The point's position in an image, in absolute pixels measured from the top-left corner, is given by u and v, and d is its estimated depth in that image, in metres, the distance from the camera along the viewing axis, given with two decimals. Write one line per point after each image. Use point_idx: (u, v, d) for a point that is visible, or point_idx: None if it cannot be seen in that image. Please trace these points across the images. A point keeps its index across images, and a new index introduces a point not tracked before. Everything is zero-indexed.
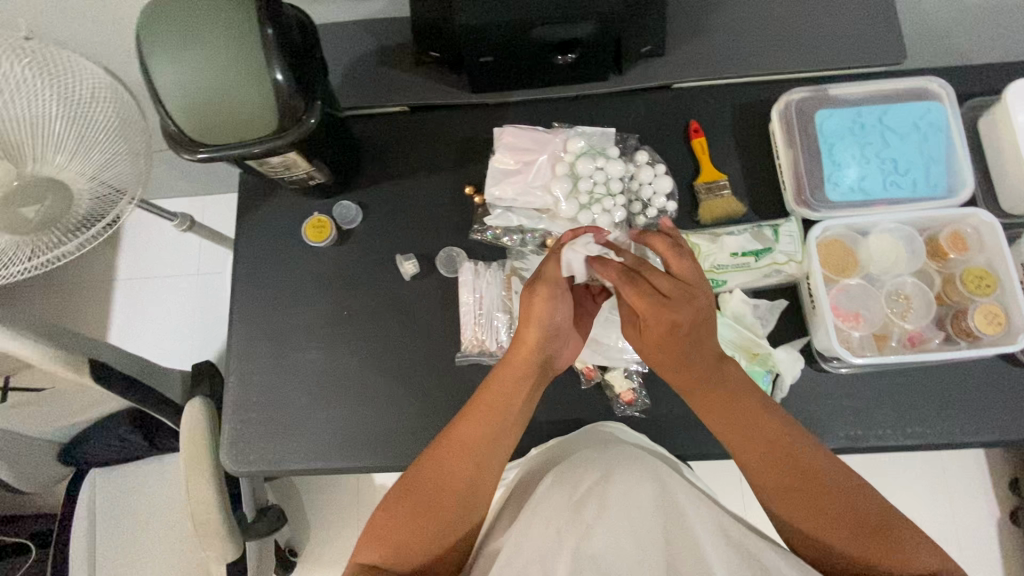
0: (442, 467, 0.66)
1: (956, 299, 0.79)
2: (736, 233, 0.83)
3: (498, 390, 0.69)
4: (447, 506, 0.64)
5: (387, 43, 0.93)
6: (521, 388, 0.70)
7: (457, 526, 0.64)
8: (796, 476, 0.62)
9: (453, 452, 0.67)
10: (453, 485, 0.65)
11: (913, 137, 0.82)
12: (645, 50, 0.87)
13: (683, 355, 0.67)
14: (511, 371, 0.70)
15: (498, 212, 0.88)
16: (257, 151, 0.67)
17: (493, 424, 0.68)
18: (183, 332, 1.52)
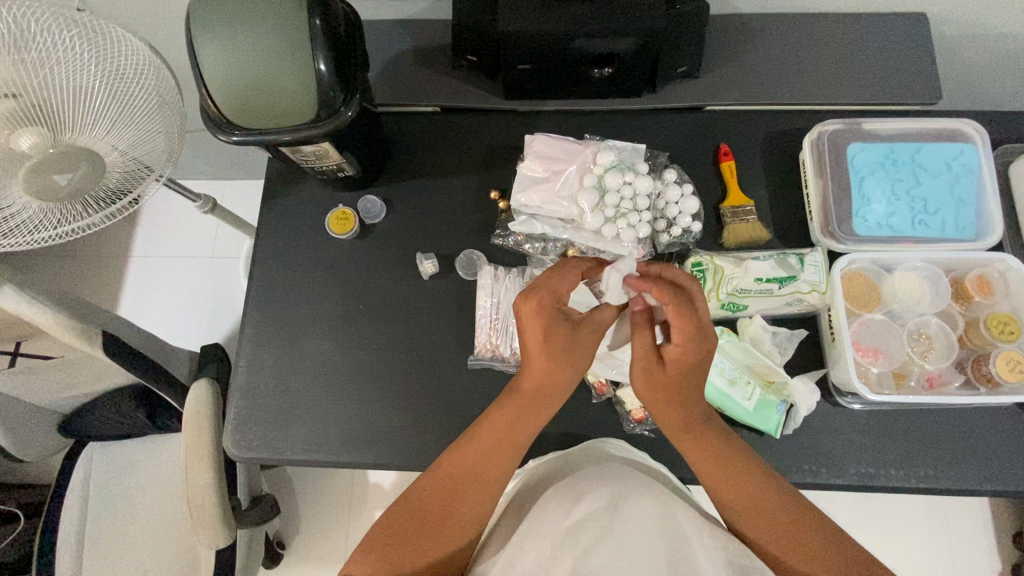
0: (445, 496, 0.65)
1: (979, 343, 0.77)
2: (761, 258, 0.81)
3: (493, 430, 0.67)
4: (449, 536, 0.64)
5: (427, 44, 0.94)
6: (514, 432, 0.67)
7: (459, 549, 0.64)
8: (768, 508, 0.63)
9: (454, 478, 0.66)
10: (459, 515, 0.65)
11: (944, 177, 0.82)
12: (681, 70, 0.88)
13: (688, 396, 0.64)
14: (519, 407, 0.67)
15: (523, 218, 0.87)
16: (289, 138, 0.68)
17: (493, 457, 0.66)
18: (193, 314, 1.52)
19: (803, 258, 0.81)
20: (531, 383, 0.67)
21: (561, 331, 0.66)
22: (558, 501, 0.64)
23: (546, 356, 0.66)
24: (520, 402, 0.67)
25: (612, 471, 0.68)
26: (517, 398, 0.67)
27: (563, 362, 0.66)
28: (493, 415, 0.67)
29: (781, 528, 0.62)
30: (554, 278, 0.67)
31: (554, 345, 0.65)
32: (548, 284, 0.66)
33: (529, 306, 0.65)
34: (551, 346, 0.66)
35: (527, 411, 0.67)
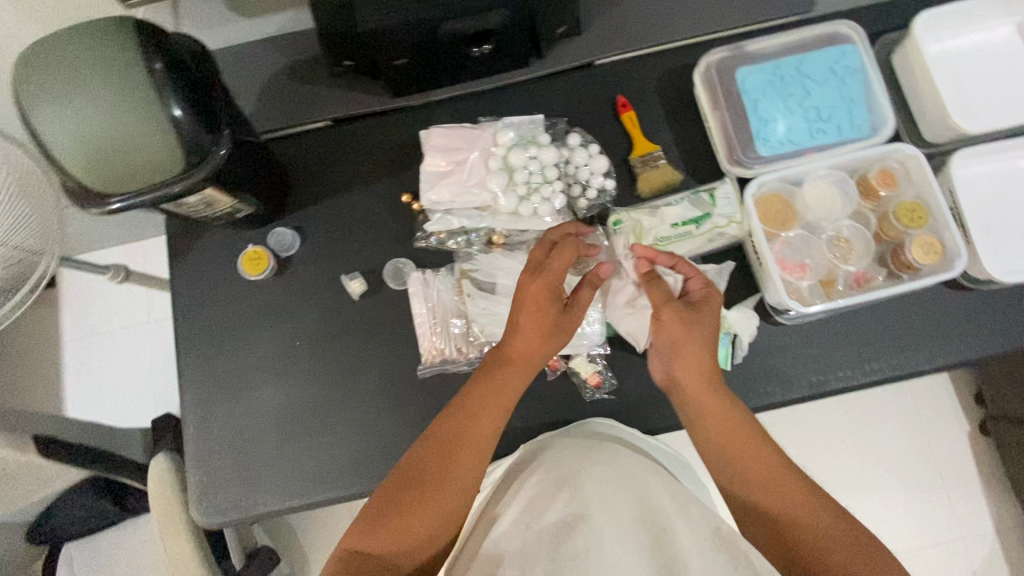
0: (442, 463, 0.64)
1: (893, 235, 0.80)
2: (675, 203, 0.82)
3: (483, 401, 0.68)
4: (444, 501, 0.63)
5: (303, 60, 0.91)
6: (499, 404, 0.68)
7: (453, 517, 0.63)
8: (748, 454, 0.65)
9: (442, 454, 0.65)
10: (454, 479, 0.64)
11: (831, 82, 0.83)
12: (562, 30, 0.87)
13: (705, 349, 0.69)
14: (509, 374, 0.69)
15: (438, 216, 0.83)
16: (177, 189, 0.63)
17: (482, 428, 0.67)
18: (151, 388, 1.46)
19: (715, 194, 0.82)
20: (517, 351, 0.70)
21: (557, 309, 0.70)
22: (533, 489, 0.65)
23: (541, 326, 0.69)
24: (506, 369, 0.69)
25: (601, 447, 0.69)
26: (506, 364, 0.69)
27: (550, 334, 0.70)
28: (480, 385, 0.69)
29: (761, 481, 0.64)
30: (554, 255, 0.70)
31: (545, 319, 0.69)
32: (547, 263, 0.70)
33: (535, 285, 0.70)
34: (545, 321, 0.69)
35: (517, 379, 0.69)
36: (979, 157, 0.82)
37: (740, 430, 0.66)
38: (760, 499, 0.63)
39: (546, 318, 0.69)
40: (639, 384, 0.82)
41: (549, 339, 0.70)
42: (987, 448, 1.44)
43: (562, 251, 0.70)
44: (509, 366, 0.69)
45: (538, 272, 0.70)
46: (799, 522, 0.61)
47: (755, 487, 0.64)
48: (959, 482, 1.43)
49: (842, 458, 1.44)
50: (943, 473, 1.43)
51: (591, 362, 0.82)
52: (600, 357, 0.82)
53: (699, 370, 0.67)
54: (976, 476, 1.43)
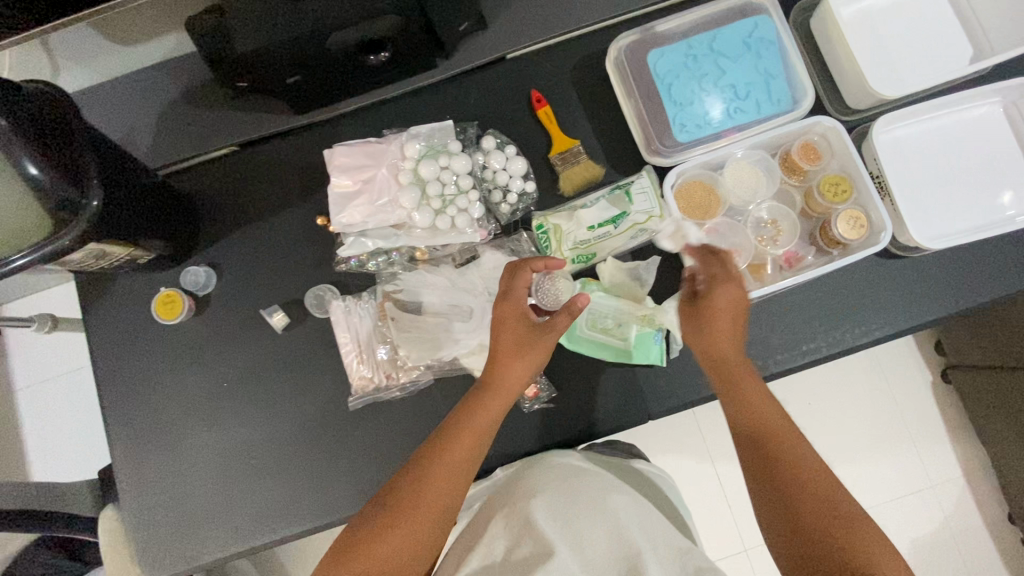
0: (422, 480, 0.60)
1: (820, 210, 0.78)
2: (592, 202, 0.80)
3: (463, 421, 0.64)
4: (417, 526, 0.58)
5: (195, 84, 0.85)
6: (481, 426, 0.64)
7: (426, 543, 0.58)
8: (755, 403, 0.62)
9: (423, 473, 0.60)
10: (428, 500, 0.59)
11: (747, 56, 0.80)
12: (464, 27, 0.82)
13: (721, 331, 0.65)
14: (489, 397, 0.65)
15: (351, 239, 0.79)
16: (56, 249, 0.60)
17: (464, 448, 0.62)
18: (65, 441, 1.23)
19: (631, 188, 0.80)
20: (494, 372, 0.66)
21: (526, 328, 0.67)
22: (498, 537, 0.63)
23: (513, 343, 0.67)
24: (486, 393, 0.66)
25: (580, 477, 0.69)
26: (484, 387, 0.66)
27: (523, 353, 0.66)
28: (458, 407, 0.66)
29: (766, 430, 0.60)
30: (511, 278, 0.70)
31: (515, 338, 0.67)
32: (513, 287, 0.69)
33: (503, 308, 0.69)
34: (516, 339, 0.67)
35: (495, 403, 0.65)
36: (897, 122, 0.81)
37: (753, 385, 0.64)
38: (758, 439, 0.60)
39: (514, 334, 0.67)
40: (579, 390, 0.80)
41: (522, 358, 0.66)
42: (950, 393, 1.46)
43: (524, 272, 0.68)
44: (485, 388, 0.66)
45: (502, 293, 0.69)
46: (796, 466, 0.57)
47: (766, 445, 0.59)
48: (925, 430, 1.44)
49: (811, 420, 1.46)
50: (908, 423, 1.44)
51: None
52: None
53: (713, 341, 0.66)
54: (941, 422, 1.45)
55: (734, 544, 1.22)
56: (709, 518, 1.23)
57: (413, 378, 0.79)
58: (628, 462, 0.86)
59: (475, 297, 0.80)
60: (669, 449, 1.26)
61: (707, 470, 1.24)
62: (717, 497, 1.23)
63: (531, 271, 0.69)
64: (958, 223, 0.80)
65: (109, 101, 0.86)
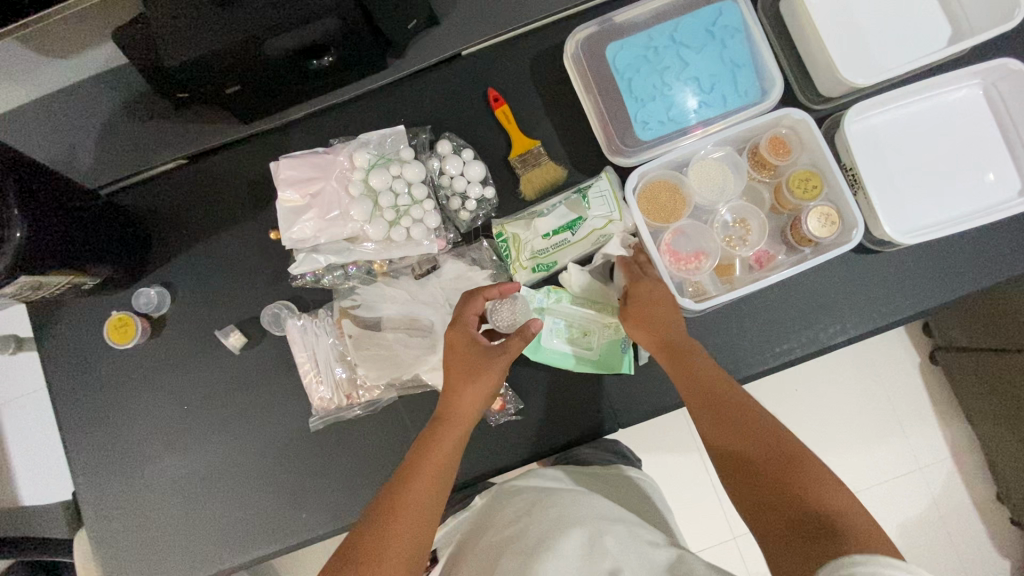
0: (386, 525, 0.56)
1: (791, 207, 0.75)
2: (549, 210, 0.77)
3: (424, 456, 0.61)
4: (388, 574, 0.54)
5: (135, 97, 0.81)
6: (443, 457, 0.61)
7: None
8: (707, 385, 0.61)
9: (389, 518, 0.56)
10: (395, 548, 0.55)
11: (711, 47, 0.75)
12: (413, 25, 0.77)
13: (654, 319, 0.66)
14: (447, 428, 0.63)
15: (303, 256, 0.75)
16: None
17: (428, 482, 0.59)
18: (43, 459, 1.22)
19: (589, 191, 0.76)
20: (450, 403, 0.64)
21: (481, 352, 0.66)
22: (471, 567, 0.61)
23: (469, 370, 0.65)
24: (444, 425, 0.63)
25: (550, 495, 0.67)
26: (442, 419, 0.64)
27: (480, 379, 0.64)
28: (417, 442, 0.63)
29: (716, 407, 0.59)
30: (465, 304, 0.69)
31: (472, 363, 0.65)
32: (465, 313, 0.68)
33: (457, 336, 0.67)
34: (473, 365, 0.65)
35: (455, 432, 0.63)
36: (870, 109, 0.77)
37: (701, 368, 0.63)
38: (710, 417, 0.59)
39: (471, 360, 0.65)
40: (547, 402, 0.77)
41: (480, 384, 0.64)
42: (938, 375, 1.44)
43: (478, 297, 0.68)
44: (444, 420, 0.64)
45: (455, 321, 0.68)
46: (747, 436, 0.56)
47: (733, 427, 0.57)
48: (913, 412, 1.43)
49: (797, 407, 1.44)
50: (896, 406, 1.43)
51: None
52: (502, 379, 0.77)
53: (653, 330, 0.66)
54: (930, 404, 1.43)
55: (719, 537, 1.21)
56: (694, 512, 1.22)
57: (374, 397, 0.77)
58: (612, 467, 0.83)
59: (435, 310, 0.78)
60: (652, 443, 1.25)
61: (691, 463, 1.23)
62: (702, 490, 1.22)
63: (485, 297, 0.68)
64: (935, 213, 0.77)
65: (46, 118, 0.82)
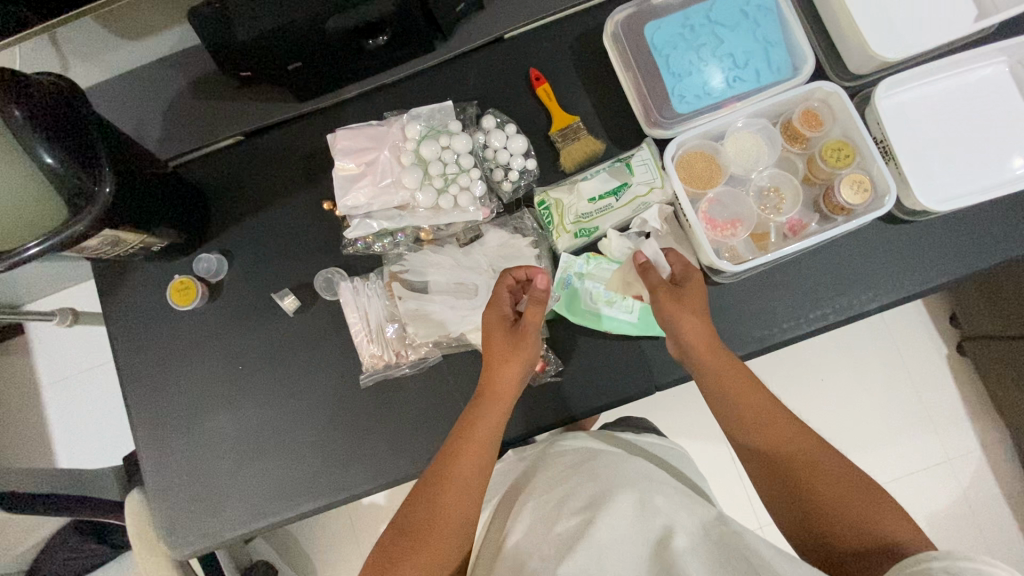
0: (432, 498, 0.60)
1: (824, 177, 0.77)
2: (592, 176, 0.81)
3: (465, 431, 0.65)
4: (438, 540, 0.58)
5: (201, 76, 0.87)
6: (483, 433, 0.65)
7: (453, 552, 0.59)
8: (760, 415, 0.63)
9: (436, 491, 0.61)
10: (444, 517, 0.59)
11: (744, 25, 0.79)
12: (461, 8, 0.83)
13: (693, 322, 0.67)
14: (486, 404, 0.67)
15: (357, 221, 0.80)
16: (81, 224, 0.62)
17: (471, 455, 0.63)
18: (93, 431, 1.27)
19: (632, 161, 0.81)
20: (489, 381, 0.68)
21: (511, 332, 0.69)
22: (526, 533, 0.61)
23: (503, 349, 0.68)
24: (483, 401, 0.67)
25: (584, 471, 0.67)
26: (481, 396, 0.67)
27: (513, 359, 0.68)
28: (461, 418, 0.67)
29: (774, 437, 0.61)
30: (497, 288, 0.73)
31: (505, 344, 0.69)
32: (497, 296, 0.72)
33: (491, 319, 0.71)
34: (507, 345, 0.68)
35: (491, 407, 0.66)
36: (901, 85, 0.80)
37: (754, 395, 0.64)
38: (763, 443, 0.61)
39: (505, 341, 0.69)
40: (586, 363, 0.80)
41: (513, 362, 0.68)
42: (968, 366, 1.43)
43: (507, 279, 0.72)
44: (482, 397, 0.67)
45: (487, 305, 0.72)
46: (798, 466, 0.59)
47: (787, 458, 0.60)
48: (942, 403, 1.43)
49: (824, 397, 1.45)
50: (924, 397, 1.43)
51: None
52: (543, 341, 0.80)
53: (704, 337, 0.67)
54: (959, 396, 1.43)
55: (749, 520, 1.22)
56: (723, 494, 1.23)
57: (421, 356, 0.81)
58: (650, 437, 0.84)
59: (480, 274, 0.81)
60: (680, 424, 1.27)
61: (720, 446, 1.24)
62: (730, 473, 1.24)
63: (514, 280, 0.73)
64: (968, 184, 0.80)
65: (118, 96, 0.88)
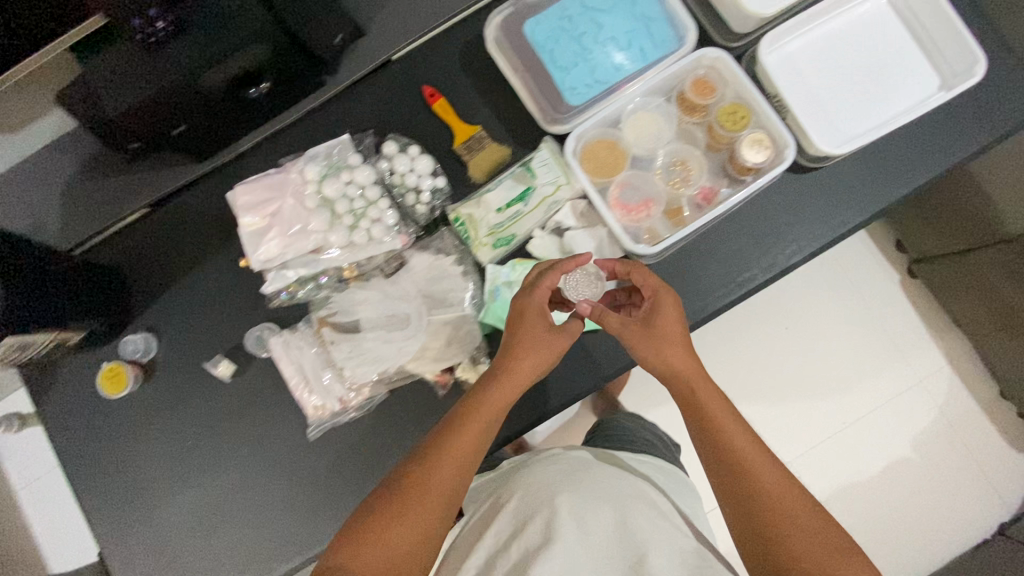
0: (427, 468, 0.60)
1: (725, 142, 0.77)
2: (495, 186, 0.80)
3: (468, 411, 0.64)
4: (423, 510, 0.58)
5: (91, 155, 0.84)
6: (484, 417, 0.64)
7: (433, 530, 0.58)
8: (727, 430, 0.63)
9: (438, 462, 0.60)
10: (434, 487, 0.59)
11: (621, 6, 0.79)
12: (341, 39, 0.82)
13: (655, 342, 0.66)
14: (492, 390, 0.65)
15: (273, 274, 0.78)
16: None
17: (471, 437, 0.62)
18: (69, 528, 1.24)
19: (532, 163, 0.80)
20: (503, 365, 0.67)
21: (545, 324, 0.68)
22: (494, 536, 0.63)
23: (530, 337, 0.67)
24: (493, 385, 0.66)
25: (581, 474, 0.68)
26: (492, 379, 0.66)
27: (532, 348, 0.67)
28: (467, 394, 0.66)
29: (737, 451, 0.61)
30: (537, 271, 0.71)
31: (530, 332, 0.67)
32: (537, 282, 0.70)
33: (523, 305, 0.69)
34: (534, 331, 0.67)
35: (502, 396, 0.65)
36: (783, 37, 0.81)
37: (717, 405, 0.64)
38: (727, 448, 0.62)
39: (534, 327, 0.67)
40: None
41: (532, 353, 0.66)
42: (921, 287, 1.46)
43: (551, 270, 0.69)
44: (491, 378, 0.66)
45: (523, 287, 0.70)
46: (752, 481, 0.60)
47: (740, 465, 0.60)
48: (903, 328, 1.46)
49: (793, 345, 1.47)
50: (885, 325, 1.46)
51: (478, 364, 0.78)
52: (488, 357, 0.79)
53: (671, 348, 0.66)
54: (918, 318, 1.46)
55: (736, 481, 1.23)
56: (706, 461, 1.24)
57: (368, 396, 0.79)
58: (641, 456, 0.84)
59: (410, 301, 0.79)
60: (654, 402, 1.28)
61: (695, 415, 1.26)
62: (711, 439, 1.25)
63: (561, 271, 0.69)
64: (865, 122, 0.81)
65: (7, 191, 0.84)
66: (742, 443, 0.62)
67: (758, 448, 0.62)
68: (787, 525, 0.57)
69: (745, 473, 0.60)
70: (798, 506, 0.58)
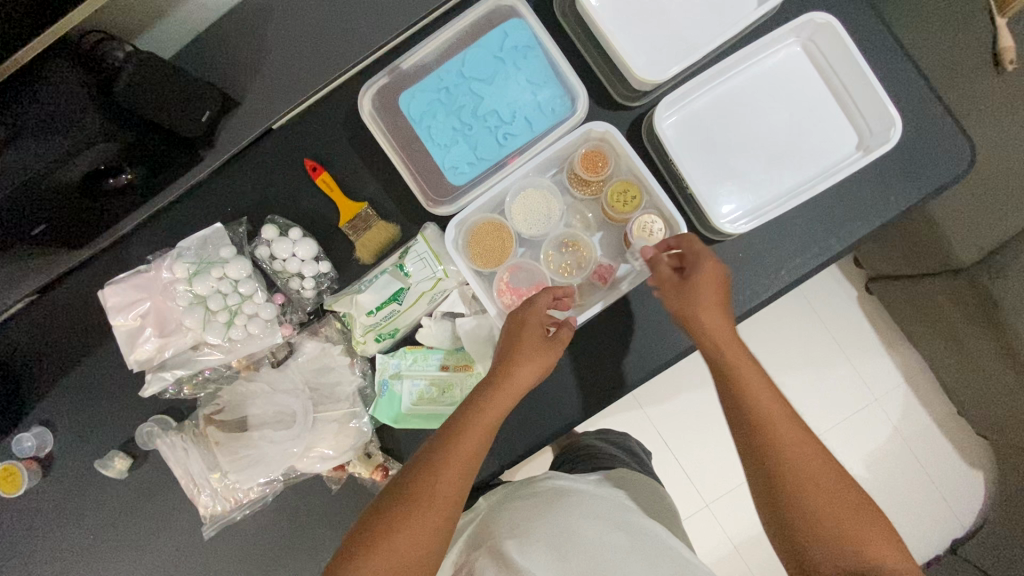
0: (435, 467, 0.55)
1: (616, 220, 0.73)
2: (367, 285, 0.75)
3: (471, 412, 0.59)
4: (430, 515, 0.53)
5: None
6: (489, 419, 0.59)
7: (440, 537, 0.53)
8: (757, 393, 0.58)
9: (443, 464, 0.55)
10: (441, 491, 0.54)
11: (504, 73, 0.72)
12: (208, 113, 0.71)
13: (695, 294, 0.61)
14: (498, 392, 0.60)
15: (152, 375, 0.75)
16: None
17: (474, 438, 0.57)
18: None
19: (409, 252, 0.75)
20: (504, 368, 0.62)
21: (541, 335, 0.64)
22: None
23: (533, 344, 0.63)
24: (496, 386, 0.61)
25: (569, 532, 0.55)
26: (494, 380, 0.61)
27: (534, 358, 0.62)
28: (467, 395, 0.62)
29: (774, 423, 0.56)
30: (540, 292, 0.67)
31: (530, 342, 0.63)
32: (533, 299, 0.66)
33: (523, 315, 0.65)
34: (533, 343, 0.63)
35: (507, 398, 0.60)
36: (689, 94, 0.74)
37: (752, 368, 0.59)
38: (759, 415, 0.56)
39: (533, 337, 0.63)
40: None
41: (534, 356, 0.62)
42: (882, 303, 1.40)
43: (546, 292, 0.66)
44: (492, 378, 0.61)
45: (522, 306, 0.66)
46: (788, 452, 0.54)
47: (771, 432, 0.55)
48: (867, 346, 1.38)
49: None
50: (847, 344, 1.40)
51: (369, 458, 0.76)
52: (379, 448, 0.77)
53: (712, 319, 0.61)
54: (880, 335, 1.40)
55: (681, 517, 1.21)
56: None
57: (261, 493, 0.77)
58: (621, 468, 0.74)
59: (297, 397, 0.76)
60: None
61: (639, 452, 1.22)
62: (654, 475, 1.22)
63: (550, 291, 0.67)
64: (776, 187, 0.75)
65: None
66: (778, 415, 0.56)
67: (791, 418, 0.57)
68: (807, 493, 0.53)
69: (777, 439, 0.55)
70: (828, 475, 0.54)
